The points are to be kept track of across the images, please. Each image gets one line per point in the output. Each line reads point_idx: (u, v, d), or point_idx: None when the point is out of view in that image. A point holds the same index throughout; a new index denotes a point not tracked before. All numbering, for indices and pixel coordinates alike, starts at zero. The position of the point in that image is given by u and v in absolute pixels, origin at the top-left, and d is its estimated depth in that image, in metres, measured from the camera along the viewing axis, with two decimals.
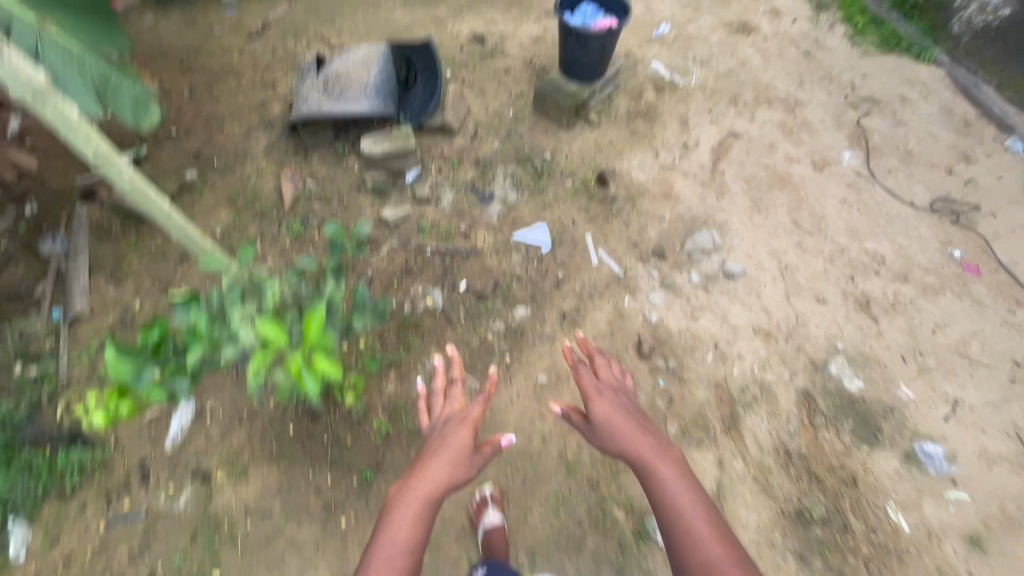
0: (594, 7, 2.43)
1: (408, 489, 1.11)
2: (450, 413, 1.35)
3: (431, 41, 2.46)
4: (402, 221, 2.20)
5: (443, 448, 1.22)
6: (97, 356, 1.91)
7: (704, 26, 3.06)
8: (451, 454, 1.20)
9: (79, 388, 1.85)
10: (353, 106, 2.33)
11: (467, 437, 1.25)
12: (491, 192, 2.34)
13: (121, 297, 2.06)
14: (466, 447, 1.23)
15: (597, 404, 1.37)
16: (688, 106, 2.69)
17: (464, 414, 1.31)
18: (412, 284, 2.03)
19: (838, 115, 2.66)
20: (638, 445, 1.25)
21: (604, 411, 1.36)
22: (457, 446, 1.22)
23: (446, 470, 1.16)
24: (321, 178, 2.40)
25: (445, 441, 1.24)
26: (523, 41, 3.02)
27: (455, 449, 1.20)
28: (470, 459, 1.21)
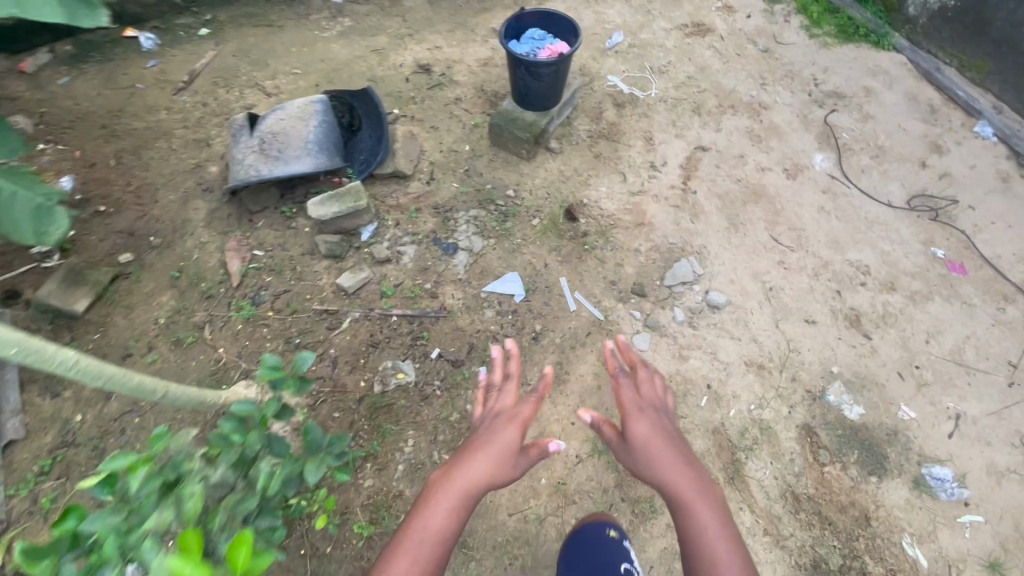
0: (541, 31, 2.29)
1: (443, 488, 1.08)
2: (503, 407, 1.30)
3: (372, 90, 2.29)
4: (362, 287, 2.04)
5: (486, 446, 1.18)
6: (37, 485, 1.72)
7: (657, 30, 2.93)
8: (494, 452, 1.17)
9: (19, 526, 1.66)
10: (296, 166, 2.16)
11: (513, 436, 1.20)
12: (454, 241, 2.19)
13: (57, 411, 1.85)
14: (512, 446, 1.18)
15: (638, 423, 1.24)
16: (651, 121, 2.57)
17: (515, 411, 1.26)
18: (380, 359, 1.88)
19: (805, 115, 2.57)
20: (678, 477, 1.13)
21: (646, 430, 1.24)
22: (501, 445, 1.18)
23: (486, 468, 1.13)
24: (271, 244, 2.23)
25: (489, 438, 1.20)
26: (471, 66, 2.85)
27: (502, 445, 1.17)
28: (515, 459, 1.18)
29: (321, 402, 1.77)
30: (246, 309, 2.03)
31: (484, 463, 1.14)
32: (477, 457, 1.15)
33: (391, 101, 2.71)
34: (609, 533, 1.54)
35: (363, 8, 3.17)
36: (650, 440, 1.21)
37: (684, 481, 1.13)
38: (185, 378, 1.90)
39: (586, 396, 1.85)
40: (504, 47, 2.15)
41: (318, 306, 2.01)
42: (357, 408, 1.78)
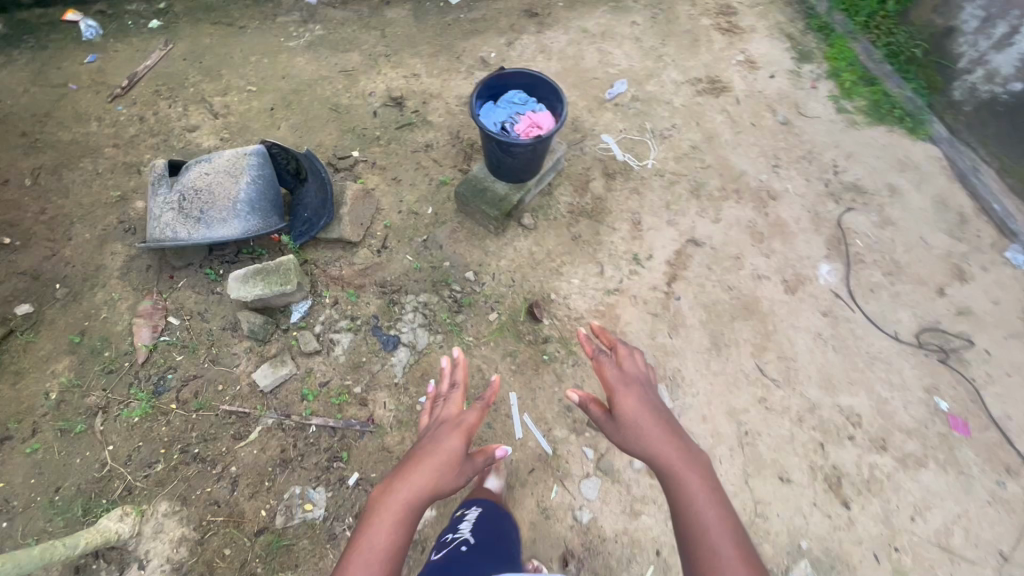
0: (524, 93, 1.96)
1: (383, 506, 0.94)
2: (448, 417, 1.16)
3: (314, 151, 1.95)
4: (282, 385, 1.79)
5: (431, 454, 1.05)
6: None
7: (667, 83, 2.58)
8: (438, 460, 1.04)
9: None
10: (221, 230, 1.86)
11: (459, 446, 1.07)
12: (397, 333, 1.91)
13: None
14: (459, 453, 1.07)
15: (623, 400, 1.12)
16: (642, 200, 2.25)
17: (460, 417, 1.13)
18: (288, 483, 1.64)
19: (817, 210, 2.26)
20: (665, 452, 1.02)
21: (632, 408, 1.10)
22: (447, 452, 1.06)
23: (434, 474, 1.01)
24: (189, 312, 1.96)
25: (433, 445, 1.07)
26: (450, 104, 2.50)
27: (446, 458, 1.04)
28: (459, 471, 1.07)
29: (210, 534, 1.54)
30: (146, 397, 1.78)
31: (428, 473, 1.01)
32: (425, 465, 1.03)
33: (353, 141, 2.38)
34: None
35: (338, 15, 2.78)
36: (633, 415, 1.10)
37: (671, 454, 1.01)
38: (64, 477, 1.66)
39: None
40: (476, 121, 1.83)
41: (228, 404, 1.76)
42: (250, 544, 1.55)
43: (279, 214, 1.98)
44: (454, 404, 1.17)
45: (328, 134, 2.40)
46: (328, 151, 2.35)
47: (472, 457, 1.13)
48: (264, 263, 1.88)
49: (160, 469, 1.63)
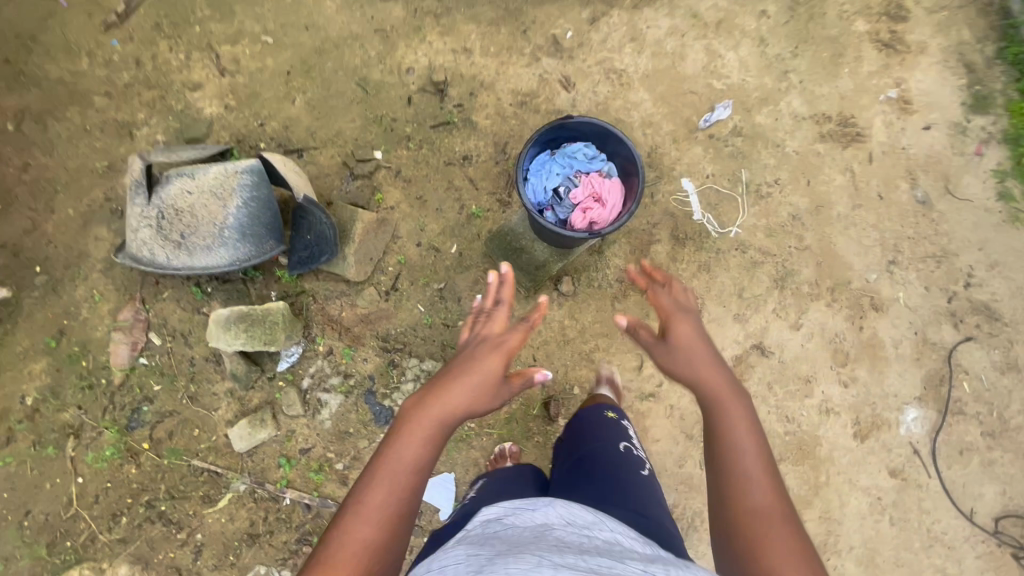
0: (592, 151, 1.51)
1: (418, 412, 1.02)
2: (490, 333, 1.17)
3: (313, 196, 1.57)
4: (260, 447, 1.64)
5: (466, 374, 1.08)
6: None
7: (784, 115, 1.99)
8: (472, 382, 1.07)
9: None
10: (205, 259, 1.59)
11: (498, 368, 1.09)
12: (390, 406, 1.70)
13: None
14: (492, 376, 1.08)
15: (680, 326, 1.15)
16: (711, 282, 1.84)
17: (502, 338, 1.14)
18: (255, 561, 1.56)
19: (927, 335, 1.81)
20: (716, 382, 1.06)
21: (688, 337, 1.13)
22: (482, 371, 1.09)
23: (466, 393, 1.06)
24: (171, 332, 1.76)
25: (471, 363, 1.10)
26: (502, 102, 2.00)
27: (480, 379, 1.07)
28: (496, 391, 1.08)
29: None
30: (119, 431, 1.66)
31: (458, 392, 1.06)
32: (461, 382, 1.07)
33: (377, 136, 1.96)
34: (608, 413, 1.39)
35: None
36: (687, 345, 1.12)
37: (721, 383, 1.06)
38: (35, 502, 1.61)
39: None
40: (521, 197, 1.42)
41: (200, 457, 1.63)
42: None
43: (275, 241, 1.67)
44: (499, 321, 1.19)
45: (350, 121, 1.97)
46: (347, 145, 1.95)
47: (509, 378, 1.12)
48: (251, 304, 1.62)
49: (128, 520, 1.57)
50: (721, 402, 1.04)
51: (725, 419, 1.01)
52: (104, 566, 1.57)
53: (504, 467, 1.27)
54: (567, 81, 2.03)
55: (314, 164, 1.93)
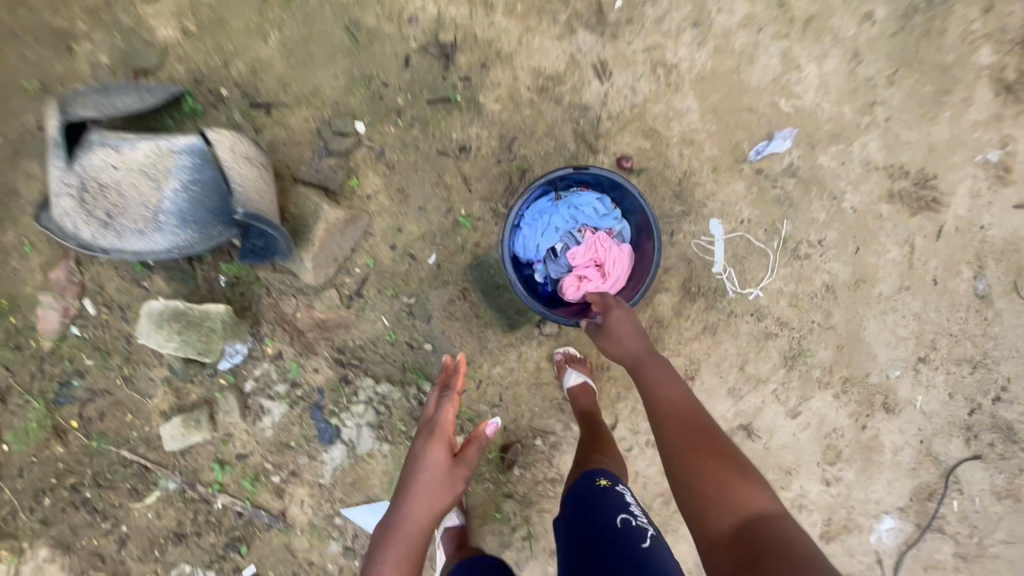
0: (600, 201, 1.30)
1: (386, 528, 1.18)
2: (430, 420, 1.30)
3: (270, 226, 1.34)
4: (194, 447, 1.56)
5: (417, 473, 1.21)
6: None
7: (854, 161, 1.63)
8: (428, 480, 1.20)
9: None
10: (135, 243, 1.35)
11: (441, 454, 1.22)
12: (337, 425, 1.59)
13: None
14: (444, 463, 1.22)
15: (614, 310, 1.24)
16: (713, 348, 1.64)
17: (440, 425, 1.27)
18: (181, 558, 1.56)
19: (931, 444, 1.67)
20: (638, 350, 1.19)
21: (619, 317, 1.23)
22: (431, 464, 1.21)
23: (423, 498, 1.18)
24: (107, 303, 1.59)
25: (417, 459, 1.24)
26: (519, 83, 1.62)
27: (428, 473, 1.20)
28: (449, 475, 1.21)
29: None
30: (46, 405, 1.55)
31: (421, 497, 1.18)
32: (419, 483, 1.20)
33: (362, 102, 1.60)
34: (599, 480, 1.17)
35: None
36: (620, 325, 1.23)
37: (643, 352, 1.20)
38: None
39: None
40: (504, 241, 1.22)
41: (131, 447, 1.55)
42: None
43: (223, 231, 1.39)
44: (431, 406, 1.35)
45: (331, 77, 1.60)
46: (324, 108, 1.60)
47: (462, 456, 1.26)
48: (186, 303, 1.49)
49: (51, 501, 1.51)
50: (648, 363, 1.18)
51: (653, 374, 1.15)
52: (24, 547, 1.51)
53: (463, 561, 1.37)
54: (604, 67, 1.63)
55: (283, 126, 1.60)
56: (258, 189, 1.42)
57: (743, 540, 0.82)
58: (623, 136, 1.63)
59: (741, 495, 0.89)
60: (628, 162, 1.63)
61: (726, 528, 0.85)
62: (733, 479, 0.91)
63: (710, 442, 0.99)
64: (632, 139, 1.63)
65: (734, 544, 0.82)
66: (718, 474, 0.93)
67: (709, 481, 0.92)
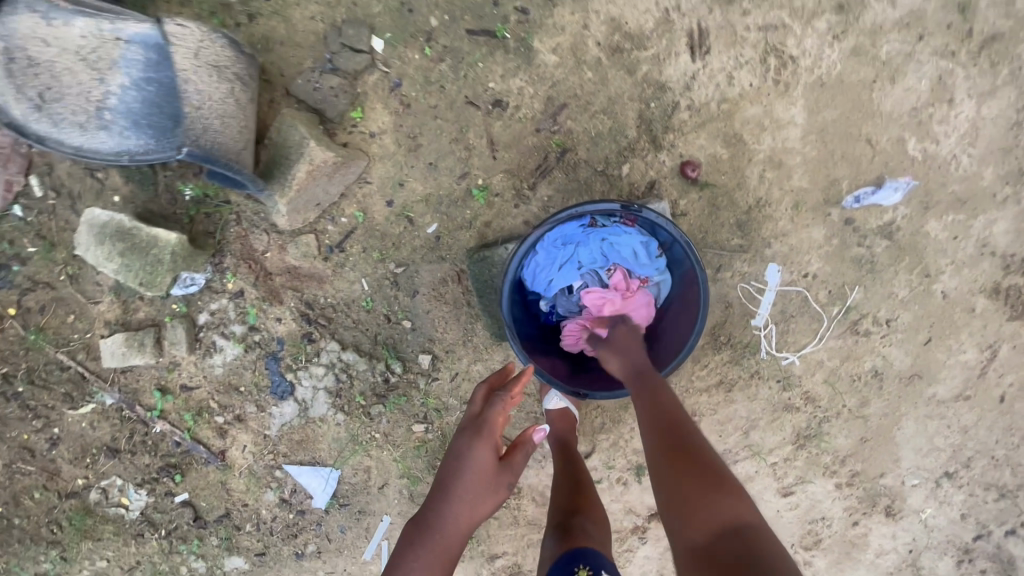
0: (637, 241, 1.15)
1: (422, 527, 1.06)
2: (474, 418, 1.12)
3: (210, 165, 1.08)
4: (136, 367, 1.42)
5: (460, 473, 1.07)
6: None
7: (969, 238, 1.30)
8: (470, 483, 1.07)
9: None
10: (77, 137, 1.08)
11: (487, 461, 1.07)
12: (293, 381, 1.44)
13: None
14: (489, 467, 1.08)
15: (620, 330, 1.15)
16: (724, 405, 1.42)
17: (487, 427, 1.09)
18: (113, 471, 1.48)
19: (919, 556, 1.52)
20: (633, 359, 1.08)
21: (623, 334, 1.14)
22: (475, 469, 1.07)
23: (466, 504, 1.06)
24: (57, 187, 1.37)
25: (458, 461, 1.08)
26: (587, 35, 1.26)
27: (474, 478, 1.06)
28: (496, 482, 1.08)
29: (21, 474, 1.46)
30: None
31: (460, 503, 1.06)
32: (457, 487, 1.06)
33: (387, 12, 1.26)
34: (577, 568, 0.95)
35: None
36: (622, 340, 1.13)
37: (639, 360, 1.08)
38: None
39: None
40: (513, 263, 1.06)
41: (70, 351, 1.42)
42: (59, 502, 1.49)
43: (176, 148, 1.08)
44: (478, 401, 1.14)
45: None
46: (338, 8, 1.26)
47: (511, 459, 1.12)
48: (129, 220, 1.28)
49: None
50: (650, 377, 1.03)
51: (651, 383, 1.02)
52: None
53: None
54: (700, 39, 1.26)
55: (283, 19, 1.26)
56: (222, 116, 1.11)
57: (717, 556, 0.72)
58: (697, 136, 1.30)
59: (728, 506, 0.78)
60: (694, 171, 1.30)
61: (700, 537, 0.75)
62: (707, 484, 0.81)
63: (699, 450, 0.88)
64: (707, 142, 1.30)
65: (708, 561, 0.72)
66: (695, 479, 0.82)
67: (690, 490, 0.81)
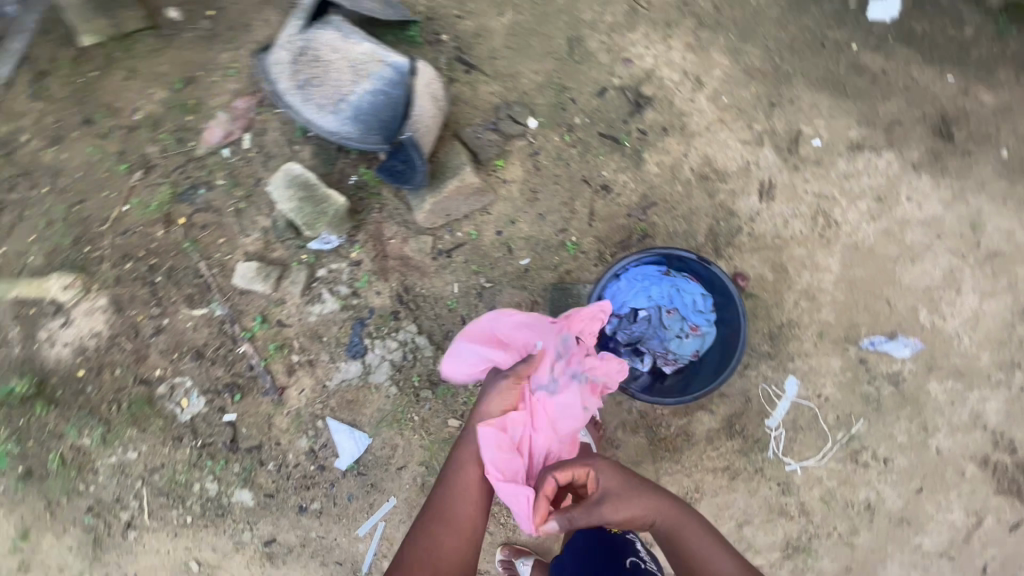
0: (697, 294, 1.45)
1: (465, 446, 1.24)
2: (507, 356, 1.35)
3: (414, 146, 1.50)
4: (252, 293, 1.71)
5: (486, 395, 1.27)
6: None
7: (960, 405, 1.54)
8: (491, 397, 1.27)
9: None
10: (318, 112, 1.52)
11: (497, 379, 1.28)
12: (367, 346, 1.68)
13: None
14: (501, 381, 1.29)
15: (603, 475, 1.07)
16: (727, 490, 1.55)
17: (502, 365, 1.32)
18: (187, 373, 1.69)
19: None
20: (653, 511, 1.08)
21: (607, 483, 1.06)
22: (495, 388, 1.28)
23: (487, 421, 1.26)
24: (262, 146, 1.79)
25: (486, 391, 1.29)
26: (685, 161, 1.68)
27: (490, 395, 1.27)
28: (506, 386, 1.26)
29: (116, 349, 1.69)
30: (174, 195, 1.77)
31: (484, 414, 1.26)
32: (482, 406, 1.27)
33: (546, 105, 1.72)
34: None
35: None
36: (622, 490, 1.06)
37: (659, 509, 1.09)
38: (89, 197, 1.75)
39: None
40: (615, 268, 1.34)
41: (209, 265, 1.73)
42: (131, 385, 1.70)
43: (396, 133, 1.54)
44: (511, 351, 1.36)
45: (534, 71, 1.73)
46: (513, 92, 1.73)
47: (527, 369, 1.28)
48: (311, 178, 1.65)
49: (131, 268, 1.71)
50: (681, 529, 1.08)
51: (691, 536, 1.08)
52: (89, 287, 1.70)
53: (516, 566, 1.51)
54: (769, 189, 1.65)
55: (472, 86, 1.73)
56: (423, 129, 1.56)
57: None
58: (751, 257, 1.63)
59: None
60: (743, 282, 1.61)
61: None
62: None
63: None
64: (758, 263, 1.62)
65: None
66: None
67: None
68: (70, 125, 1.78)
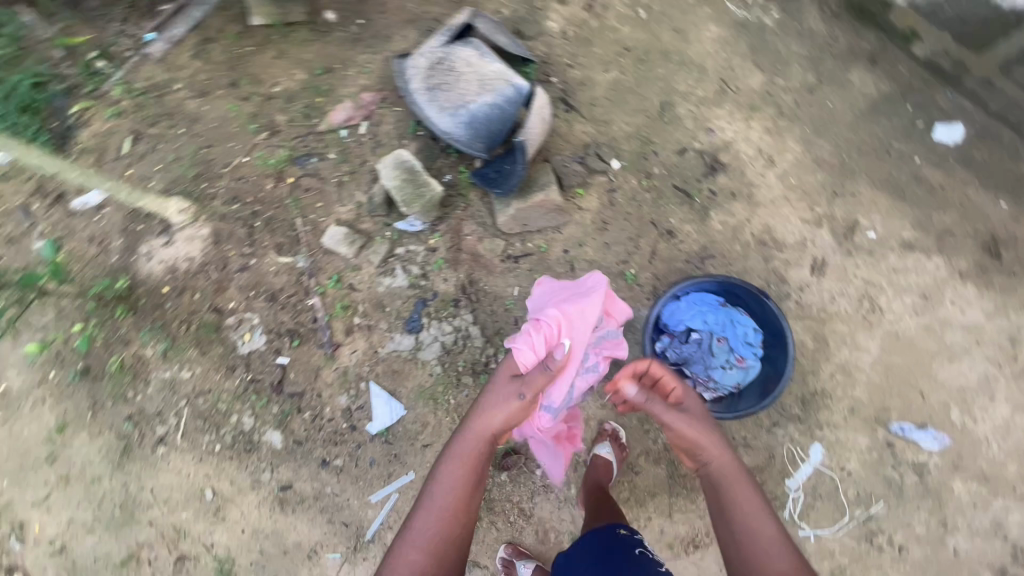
0: (747, 327, 1.62)
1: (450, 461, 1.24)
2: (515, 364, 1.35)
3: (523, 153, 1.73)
4: (334, 255, 1.87)
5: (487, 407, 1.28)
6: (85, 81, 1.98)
7: (970, 505, 1.60)
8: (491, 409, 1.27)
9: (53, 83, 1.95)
10: (438, 112, 1.77)
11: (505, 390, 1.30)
12: (424, 325, 1.82)
13: (155, 61, 2.01)
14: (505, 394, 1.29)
15: (685, 397, 1.32)
16: None
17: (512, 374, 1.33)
18: (257, 312, 1.84)
19: None
20: (716, 450, 1.25)
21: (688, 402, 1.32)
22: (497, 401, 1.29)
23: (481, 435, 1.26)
24: (373, 133, 2.00)
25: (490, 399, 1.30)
26: (747, 226, 1.84)
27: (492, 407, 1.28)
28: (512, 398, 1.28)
29: (202, 276, 1.86)
30: (288, 157, 1.97)
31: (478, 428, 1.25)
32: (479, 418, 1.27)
33: (632, 152, 1.91)
34: (620, 528, 1.32)
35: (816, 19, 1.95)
36: (696, 416, 1.30)
37: (721, 455, 1.25)
38: (215, 143, 1.96)
39: (292, 525, 1.78)
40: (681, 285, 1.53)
41: (303, 222, 1.91)
42: (205, 310, 1.84)
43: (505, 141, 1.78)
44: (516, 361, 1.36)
45: (628, 121, 1.93)
46: (605, 134, 1.92)
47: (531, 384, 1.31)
48: (416, 165, 1.84)
49: (237, 210, 1.91)
50: (734, 482, 1.21)
51: (738, 493, 1.19)
52: (197, 218, 1.90)
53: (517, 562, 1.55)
54: (821, 266, 1.78)
55: (569, 122, 1.93)
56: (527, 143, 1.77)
57: None
58: (796, 324, 1.73)
59: None
60: None
61: None
62: None
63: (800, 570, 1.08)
64: (801, 331, 1.72)
65: None
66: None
67: None
68: (215, 78, 2.01)
